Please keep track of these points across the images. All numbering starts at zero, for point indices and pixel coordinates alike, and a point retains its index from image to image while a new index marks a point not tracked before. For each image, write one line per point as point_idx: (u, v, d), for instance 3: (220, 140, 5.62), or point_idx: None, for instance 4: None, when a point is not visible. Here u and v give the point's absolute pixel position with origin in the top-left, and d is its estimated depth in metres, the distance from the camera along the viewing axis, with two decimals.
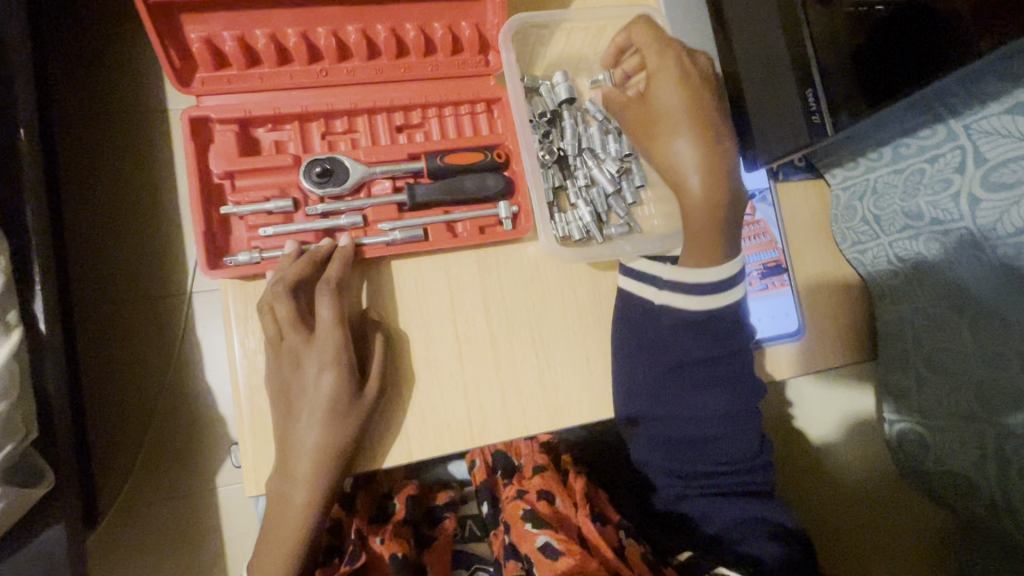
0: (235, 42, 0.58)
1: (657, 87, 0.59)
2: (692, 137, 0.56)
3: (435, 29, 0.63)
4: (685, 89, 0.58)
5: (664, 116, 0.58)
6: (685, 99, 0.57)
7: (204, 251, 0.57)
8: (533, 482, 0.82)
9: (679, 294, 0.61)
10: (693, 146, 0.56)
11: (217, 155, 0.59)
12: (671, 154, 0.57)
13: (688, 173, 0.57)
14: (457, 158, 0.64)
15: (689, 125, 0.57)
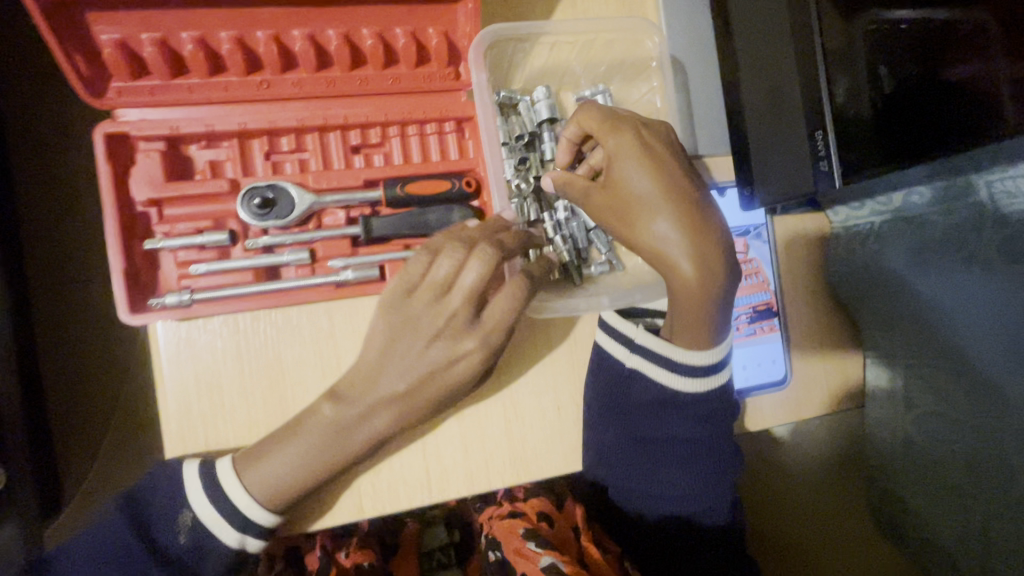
0: (155, 45, 0.49)
1: (621, 170, 0.50)
2: (675, 225, 0.48)
3: (396, 36, 0.54)
4: (658, 167, 0.49)
5: (637, 203, 0.49)
6: (660, 178, 0.49)
7: (126, 293, 0.50)
8: (528, 504, 0.80)
9: (656, 364, 0.59)
10: (679, 232, 0.47)
11: (139, 180, 0.52)
12: (657, 244, 0.48)
13: (675, 263, 0.48)
14: (420, 187, 0.57)
15: (668, 211, 0.48)
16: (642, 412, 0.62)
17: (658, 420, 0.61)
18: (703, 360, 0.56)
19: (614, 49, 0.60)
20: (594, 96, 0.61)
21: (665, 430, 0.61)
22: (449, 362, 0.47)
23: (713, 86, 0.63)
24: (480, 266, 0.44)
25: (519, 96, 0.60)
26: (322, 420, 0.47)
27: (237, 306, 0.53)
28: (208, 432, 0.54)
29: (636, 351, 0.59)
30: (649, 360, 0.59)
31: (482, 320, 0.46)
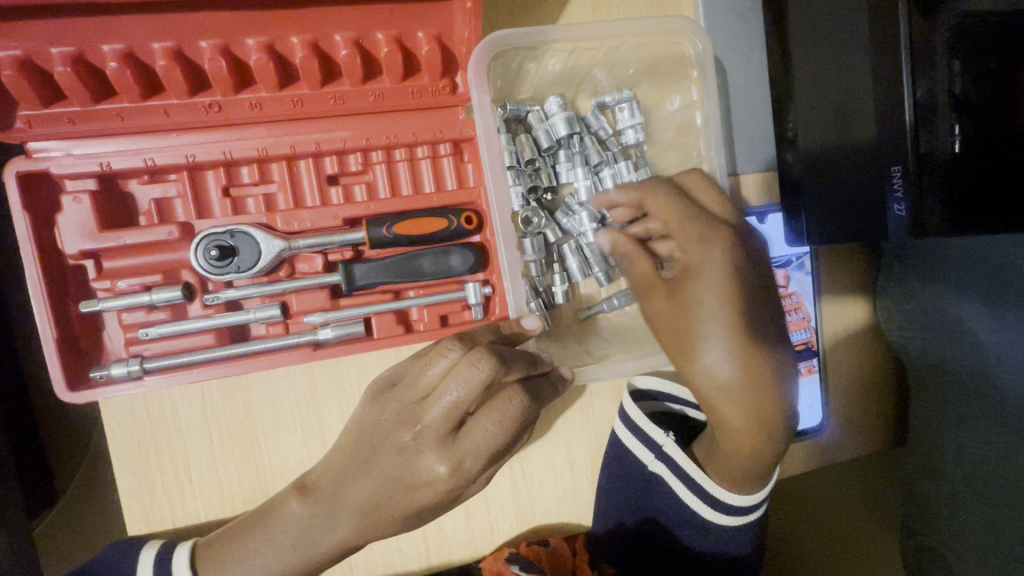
0: (67, 63, 0.39)
1: (687, 290, 0.44)
2: (735, 364, 0.42)
3: (377, 42, 0.43)
4: (731, 286, 0.43)
5: (695, 321, 0.43)
6: (728, 305, 0.42)
7: (60, 368, 0.42)
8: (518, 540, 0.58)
9: (685, 477, 0.51)
10: (734, 374, 0.42)
11: (67, 229, 0.42)
12: (706, 383, 0.43)
13: (726, 397, 0.42)
14: (411, 226, 0.47)
15: (733, 344, 0.42)
16: (658, 514, 0.55)
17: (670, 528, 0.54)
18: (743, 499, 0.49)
19: (644, 50, 0.49)
20: (618, 106, 0.51)
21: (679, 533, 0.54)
22: (417, 483, 0.39)
23: (756, 95, 0.54)
24: (463, 377, 0.37)
25: (527, 107, 0.50)
26: (288, 518, 0.42)
27: (197, 376, 0.44)
28: (172, 508, 0.47)
29: (665, 460, 0.52)
30: (677, 474, 0.51)
31: (459, 441, 0.38)
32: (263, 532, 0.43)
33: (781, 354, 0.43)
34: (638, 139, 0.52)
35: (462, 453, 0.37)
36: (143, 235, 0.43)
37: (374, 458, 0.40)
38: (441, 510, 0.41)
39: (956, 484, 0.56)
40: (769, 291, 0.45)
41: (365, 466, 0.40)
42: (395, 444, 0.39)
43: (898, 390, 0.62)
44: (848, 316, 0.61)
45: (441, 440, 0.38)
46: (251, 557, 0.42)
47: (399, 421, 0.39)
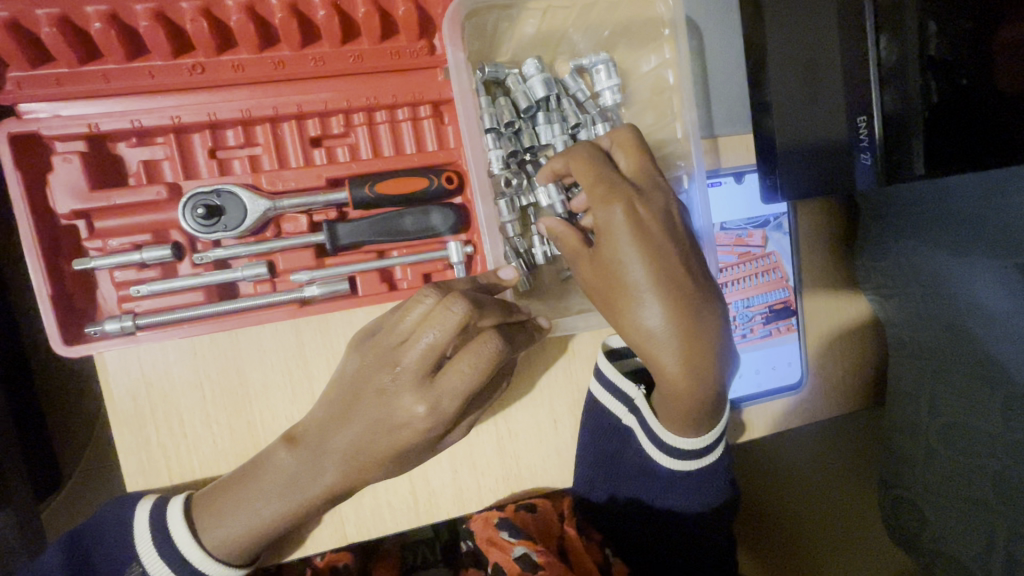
0: (54, 25, 0.40)
1: (609, 244, 0.42)
2: (668, 320, 0.39)
3: (355, 3, 0.44)
4: (649, 238, 0.41)
5: (624, 279, 0.41)
6: (656, 257, 0.40)
7: (57, 322, 0.44)
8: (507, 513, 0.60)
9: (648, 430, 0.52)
10: (664, 331, 0.39)
11: (59, 189, 0.44)
12: (642, 338, 0.41)
13: (666, 356, 0.40)
14: (391, 185, 0.49)
15: (664, 299, 0.40)
16: (632, 470, 0.57)
17: (642, 484, 0.57)
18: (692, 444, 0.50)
19: (617, 11, 0.50)
20: (594, 67, 0.52)
21: (651, 489, 0.56)
22: (396, 425, 0.40)
23: (733, 55, 0.55)
24: (442, 321, 0.38)
25: (506, 70, 0.51)
26: (277, 466, 0.44)
27: (188, 331, 0.47)
28: (168, 463, 0.49)
29: (637, 413, 0.53)
30: (645, 428, 0.53)
31: (436, 382, 0.39)
32: (252, 483, 0.44)
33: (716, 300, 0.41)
34: (615, 100, 0.53)
35: (439, 394, 0.39)
36: (131, 195, 0.45)
37: (357, 404, 0.41)
38: (423, 453, 0.43)
39: (930, 435, 0.57)
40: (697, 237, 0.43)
41: (348, 411, 0.42)
42: (375, 389, 0.41)
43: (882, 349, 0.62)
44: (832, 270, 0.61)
45: (419, 382, 0.39)
46: (242, 506, 0.44)
47: (378, 365, 0.41)
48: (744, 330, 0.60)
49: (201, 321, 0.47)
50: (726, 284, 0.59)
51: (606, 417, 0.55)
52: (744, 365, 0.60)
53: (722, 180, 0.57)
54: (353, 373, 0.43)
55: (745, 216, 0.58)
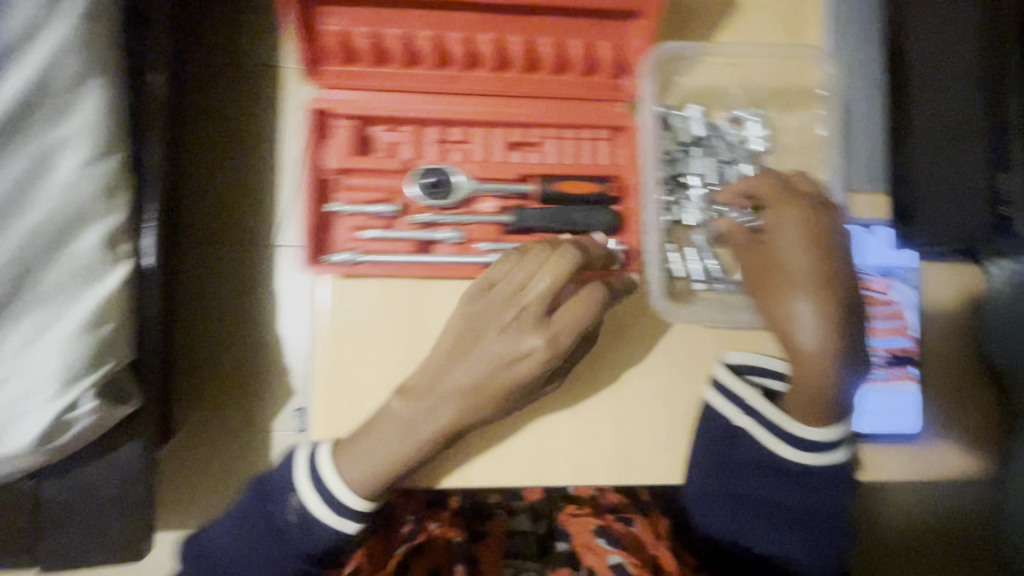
0: (369, 38, 0.57)
1: (781, 240, 0.56)
2: (815, 308, 0.54)
3: (572, 46, 0.58)
4: (820, 258, 0.55)
5: (786, 274, 0.55)
6: (811, 247, 0.55)
7: (309, 246, 0.57)
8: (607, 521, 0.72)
9: (769, 423, 0.61)
10: (814, 328, 0.54)
11: (333, 151, 0.59)
12: (786, 317, 0.55)
13: (802, 327, 0.54)
14: (570, 186, 0.60)
15: (813, 294, 0.54)
16: (747, 465, 0.63)
17: (768, 480, 0.63)
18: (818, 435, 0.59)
19: (775, 77, 0.63)
20: (748, 118, 0.63)
21: (771, 482, 0.63)
22: (513, 358, 0.52)
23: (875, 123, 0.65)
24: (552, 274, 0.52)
25: (673, 112, 0.62)
26: (449, 387, 0.52)
27: (397, 271, 0.57)
28: (345, 383, 0.57)
29: (752, 414, 0.60)
30: (764, 421, 0.61)
31: (551, 320, 0.52)
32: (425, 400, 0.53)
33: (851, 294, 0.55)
34: (763, 146, 0.63)
35: (556, 330, 0.52)
36: (381, 163, 0.59)
37: (482, 334, 0.52)
38: (531, 388, 0.54)
39: None
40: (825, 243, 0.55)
41: (468, 343, 0.53)
42: (500, 320, 0.52)
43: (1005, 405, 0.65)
44: (958, 345, 0.65)
45: (537, 320, 0.52)
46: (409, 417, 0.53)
47: (501, 303, 0.53)
48: None
49: (403, 266, 0.58)
50: None
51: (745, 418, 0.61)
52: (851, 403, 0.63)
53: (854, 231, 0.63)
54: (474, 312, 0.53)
55: (876, 264, 0.63)
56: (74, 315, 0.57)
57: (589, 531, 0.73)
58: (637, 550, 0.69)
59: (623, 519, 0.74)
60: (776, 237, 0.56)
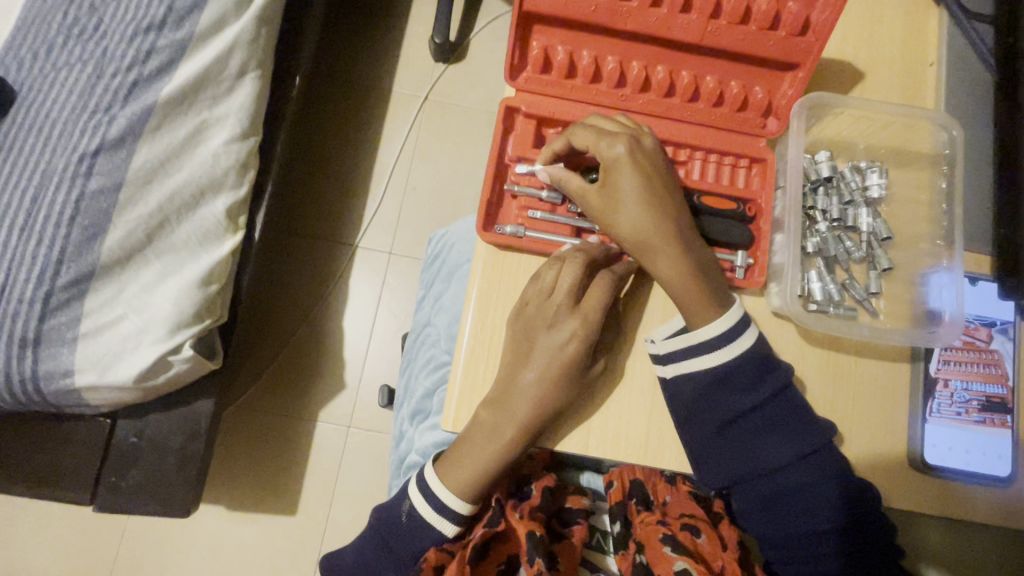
0: (564, 55, 0.69)
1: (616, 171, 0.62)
2: (637, 221, 0.61)
3: (730, 85, 0.70)
4: (643, 179, 0.61)
5: (620, 198, 0.62)
6: (642, 180, 0.61)
7: (483, 214, 0.67)
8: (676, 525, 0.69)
9: (688, 354, 0.62)
10: (632, 225, 0.61)
11: (514, 140, 0.69)
12: (627, 232, 0.62)
13: (650, 247, 0.61)
14: (713, 199, 0.68)
15: (637, 211, 0.61)
16: (748, 413, 0.62)
17: (778, 437, 0.62)
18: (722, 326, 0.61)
19: (898, 136, 0.72)
20: (870, 169, 0.72)
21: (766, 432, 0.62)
22: (569, 338, 0.60)
23: (979, 190, 0.73)
24: (571, 269, 0.61)
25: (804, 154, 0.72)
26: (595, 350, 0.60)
27: (553, 251, 0.66)
28: (493, 337, 0.65)
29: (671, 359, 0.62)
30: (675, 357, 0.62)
31: (579, 306, 0.61)
32: (574, 359, 0.60)
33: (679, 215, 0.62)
34: (881, 194, 0.71)
35: (587, 311, 0.60)
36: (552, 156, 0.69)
37: (570, 317, 0.60)
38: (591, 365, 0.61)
39: None
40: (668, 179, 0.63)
41: (559, 320, 0.61)
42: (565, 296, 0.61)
43: None
44: None
45: (573, 306, 0.61)
46: (554, 371, 0.60)
47: (588, 296, 0.61)
48: (960, 410, 0.67)
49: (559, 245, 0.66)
50: (946, 361, 0.68)
51: (768, 423, 0.62)
52: (945, 438, 0.67)
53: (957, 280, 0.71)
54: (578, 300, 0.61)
55: (975, 312, 0.70)
56: (194, 272, 0.91)
57: (656, 538, 0.66)
58: (703, 562, 0.64)
59: (688, 527, 0.68)
60: (607, 169, 0.62)
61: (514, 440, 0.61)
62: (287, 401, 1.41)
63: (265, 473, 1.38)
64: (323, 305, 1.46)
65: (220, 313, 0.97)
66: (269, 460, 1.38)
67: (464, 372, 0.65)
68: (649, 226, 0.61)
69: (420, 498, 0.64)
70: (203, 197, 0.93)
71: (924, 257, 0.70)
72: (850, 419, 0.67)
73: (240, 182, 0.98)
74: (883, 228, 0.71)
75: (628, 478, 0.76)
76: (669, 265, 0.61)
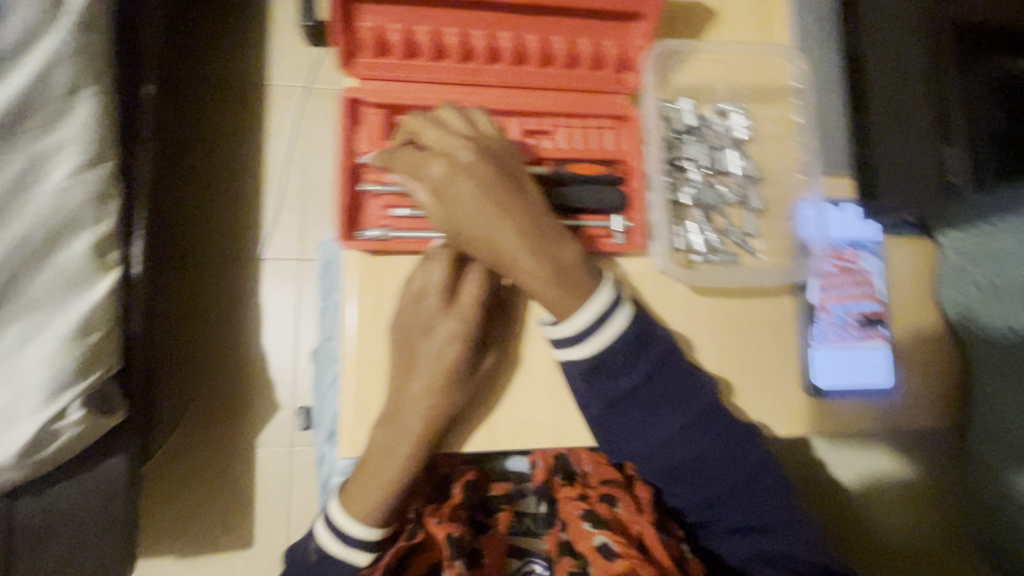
0: (400, 33, 0.63)
1: (456, 184, 0.57)
2: (487, 240, 0.57)
3: (581, 44, 0.67)
4: (484, 190, 0.57)
5: (467, 216, 0.57)
6: (486, 190, 0.57)
7: (342, 222, 0.61)
8: (597, 492, 0.69)
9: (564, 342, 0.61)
10: (489, 239, 0.57)
11: (364, 135, 0.63)
12: (486, 249, 0.58)
13: (506, 258, 0.58)
14: (580, 167, 0.67)
15: (483, 229, 0.57)
16: (641, 386, 0.62)
17: (669, 404, 0.63)
18: (583, 321, 0.60)
19: (755, 73, 0.72)
20: (733, 110, 0.72)
21: (658, 403, 0.63)
22: (450, 339, 0.57)
23: (838, 115, 0.74)
24: (440, 268, 0.58)
25: (669, 105, 0.71)
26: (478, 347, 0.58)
27: (425, 249, 0.62)
28: (378, 350, 0.61)
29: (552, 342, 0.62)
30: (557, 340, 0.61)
31: (454, 305, 0.58)
32: (457, 362, 0.57)
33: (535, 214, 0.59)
34: (746, 135, 0.72)
35: (461, 310, 0.57)
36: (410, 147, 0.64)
37: (445, 317, 0.57)
38: (476, 362, 0.59)
39: (1012, 438, 0.69)
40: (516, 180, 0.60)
41: (437, 322, 0.57)
42: (438, 297, 0.57)
43: (963, 365, 0.73)
44: (925, 309, 0.73)
45: (446, 307, 0.57)
46: (440, 377, 0.57)
47: (464, 293, 0.58)
48: (841, 331, 0.71)
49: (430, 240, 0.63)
50: (825, 288, 0.71)
51: (662, 392, 0.63)
52: (831, 361, 0.70)
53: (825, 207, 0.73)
54: (457, 300, 0.58)
55: (845, 236, 0.72)
56: (64, 324, 0.78)
57: (576, 515, 0.66)
58: (622, 530, 0.65)
59: (605, 497, 0.68)
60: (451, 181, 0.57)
61: (416, 455, 0.58)
62: (222, 439, 1.33)
63: (216, 516, 1.30)
64: (238, 329, 1.36)
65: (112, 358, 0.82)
66: (214, 503, 1.30)
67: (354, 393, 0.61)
68: (504, 238, 0.57)
69: (329, 534, 0.60)
70: (58, 238, 0.79)
71: (791, 191, 0.71)
72: (748, 360, 0.69)
73: (102, 216, 0.82)
74: (754, 167, 0.72)
75: (552, 455, 0.75)
76: (536, 277, 0.58)
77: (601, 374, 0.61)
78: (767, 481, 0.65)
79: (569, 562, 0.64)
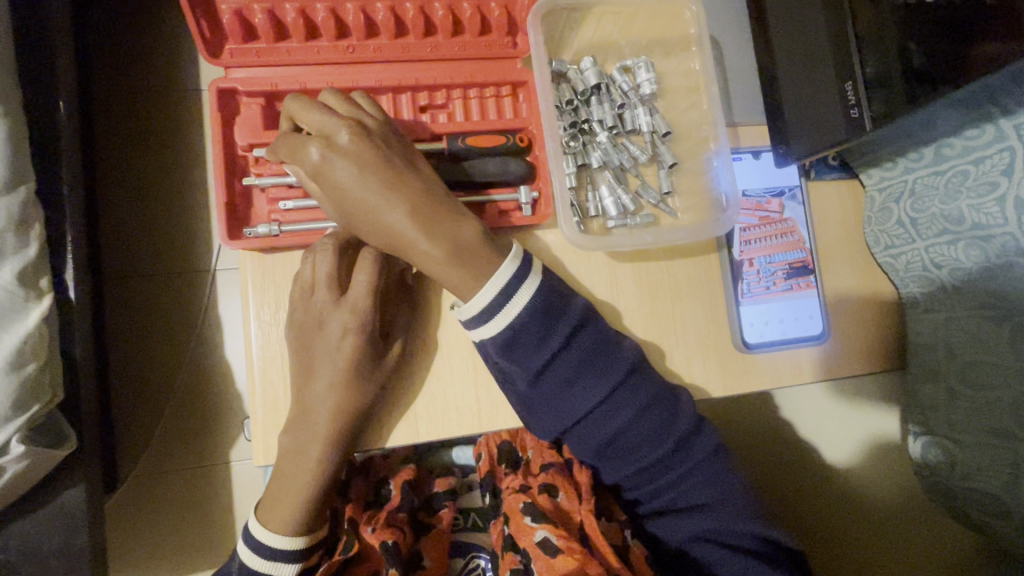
0: (264, 14, 0.59)
1: (327, 166, 0.52)
2: (372, 226, 0.53)
3: (463, 7, 0.63)
4: (358, 172, 0.52)
5: (347, 200, 0.52)
6: (361, 172, 0.52)
7: (224, 222, 0.57)
8: (538, 479, 0.67)
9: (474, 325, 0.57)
10: (375, 223, 0.53)
11: (240, 127, 0.60)
12: (376, 235, 0.54)
13: (398, 242, 0.54)
14: (479, 138, 0.63)
15: (365, 215, 0.53)
16: (559, 358, 0.58)
17: (592, 375, 0.59)
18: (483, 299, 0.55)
19: (655, 23, 0.68)
20: (637, 65, 0.68)
21: (579, 375, 0.58)
22: (346, 332, 0.54)
23: (748, 61, 0.71)
24: (329, 260, 0.55)
25: (568, 65, 0.67)
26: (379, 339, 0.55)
27: (317, 241, 0.59)
28: (280, 353, 0.58)
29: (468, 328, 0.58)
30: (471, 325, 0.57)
31: (347, 298, 0.55)
32: (357, 356, 0.54)
33: (423, 190, 0.54)
34: (652, 89, 0.68)
35: (353, 302, 0.54)
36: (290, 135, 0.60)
37: (337, 311, 0.54)
38: (379, 354, 0.56)
39: (948, 377, 0.69)
40: (396, 155, 0.54)
41: (330, 317, 0.54)
42: (330, 290, 0.55)
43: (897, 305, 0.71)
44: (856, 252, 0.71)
45: (337, 300, 0.55)
46: (340, 374, 0.54)
47: (358, 283, 0.55)
48: (769, 284, 0.69)
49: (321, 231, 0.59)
50: (748, 241, 0.69)
51: (584, 361, 0.58)
52: (760, 315, 0.68)
53: (742, 156, 0.70)
54: (349, 291, 0.55)
55: (764, 185, 0.70)
56: None
57: (518, 509, 0.63)
58: (563, 520, 0.62)
59: (547, 488, 0.65)
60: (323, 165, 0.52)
61: (329, 457, 0.56)
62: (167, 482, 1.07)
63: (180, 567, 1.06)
64: None
65: (55, 387, 0.64)
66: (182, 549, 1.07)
67: (259, 400, 0.58)
68: (390, 220, 0.53)
69: (247, 550, 0.58)
70: None
71: (703, 144, 0.68)
72: (676, 323, 0.67)
73: (24, 237, 0.61)
74: (664, 122, 0.69)
75: (495, 444, 0.74)
76: (433, 259, 0.54)
77: (517, 348, 0.56)
78: (699, 442, 0.63)
79: (511, 560, 0.62)
